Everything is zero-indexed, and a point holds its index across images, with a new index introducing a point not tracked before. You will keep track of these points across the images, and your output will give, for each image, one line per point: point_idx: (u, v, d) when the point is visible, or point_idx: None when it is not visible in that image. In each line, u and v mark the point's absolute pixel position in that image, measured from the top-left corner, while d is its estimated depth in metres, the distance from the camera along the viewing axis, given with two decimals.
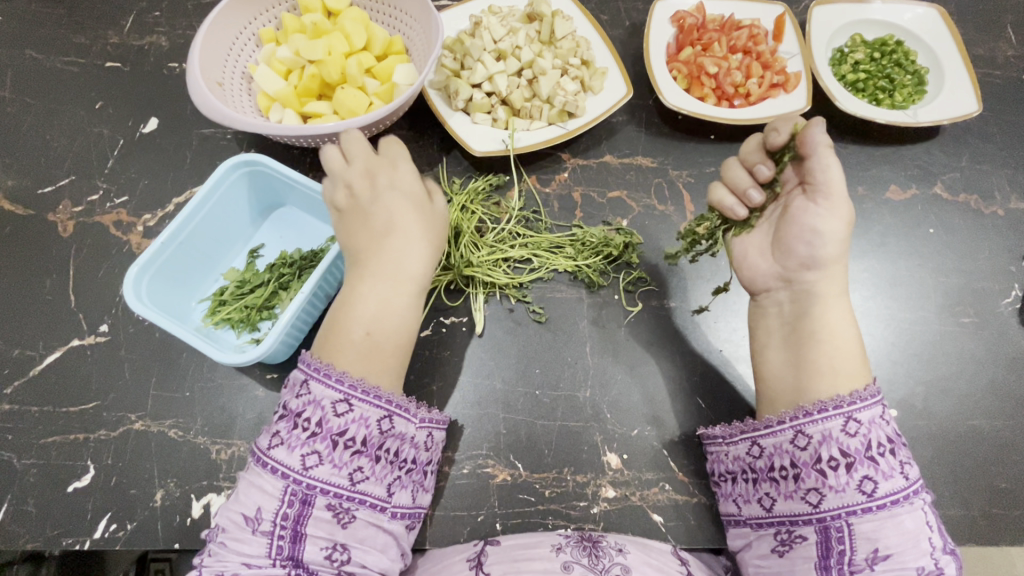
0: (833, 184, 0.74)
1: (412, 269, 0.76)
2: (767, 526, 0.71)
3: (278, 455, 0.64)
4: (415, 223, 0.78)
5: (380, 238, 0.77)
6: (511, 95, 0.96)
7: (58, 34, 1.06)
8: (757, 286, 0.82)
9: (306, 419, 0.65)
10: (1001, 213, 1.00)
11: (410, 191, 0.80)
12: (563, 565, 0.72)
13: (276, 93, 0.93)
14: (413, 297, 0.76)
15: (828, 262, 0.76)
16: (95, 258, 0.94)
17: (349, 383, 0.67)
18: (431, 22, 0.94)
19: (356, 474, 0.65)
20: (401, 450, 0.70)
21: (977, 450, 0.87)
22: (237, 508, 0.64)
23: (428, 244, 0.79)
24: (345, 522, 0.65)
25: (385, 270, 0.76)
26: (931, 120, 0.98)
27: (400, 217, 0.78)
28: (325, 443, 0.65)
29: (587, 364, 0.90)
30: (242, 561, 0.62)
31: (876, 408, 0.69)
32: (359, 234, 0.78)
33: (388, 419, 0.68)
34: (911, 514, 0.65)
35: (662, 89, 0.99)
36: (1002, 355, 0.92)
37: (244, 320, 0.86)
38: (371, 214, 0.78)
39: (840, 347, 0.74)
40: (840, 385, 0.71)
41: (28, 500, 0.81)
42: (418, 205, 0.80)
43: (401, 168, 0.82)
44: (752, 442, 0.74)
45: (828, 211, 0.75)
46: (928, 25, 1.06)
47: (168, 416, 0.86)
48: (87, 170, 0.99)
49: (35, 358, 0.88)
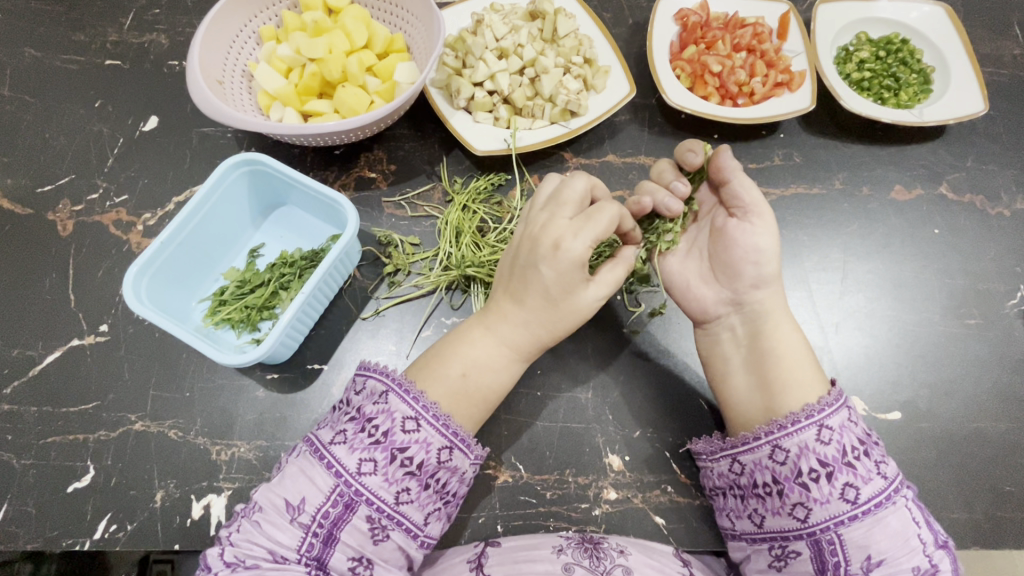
0: (758, 201, 0.75)
1: (522, 341, 0.73)
2: (761, 542, 0.71)
3: (338, 452, 0.64)
4: (546, 309, 0.70)
5: (512, 299, 0.72)
6: (513, 94, 0.95)
7: (58, 31, 1.06)
8: (707, 314, 0.81)
9: (375, 425, 0.65)
10: (1007, 214, 0.99)
11: (557, 281, 0.68)
12: (564, 566, 0.71)
13: (276, 91, 0.93)
14: (517, 362, 0.74)
15: (772, 278, 0.77)
16: (95, 257, 0.94)
17: (424, 405, 0.66)
18: (433, 20, 0.93)
19: (403, 494, 0.64)
20: (449, 483, 0.67)
21: (981, 452, 0.86)
22: (281, 492, 0.64)
23: (551, 328, 0.72)
24: (378, 538, 0.64)
25: (501, 329, 0.73)
26: (937, 119, 0.97)
27: (533, 296, 0.70)
28: (384, 454, 0.64)
29: (588, 365, 0.89)
30: (270, 548, 0.61)
31: (843, 411, 0.69)
32: (506, 281, 0.74)
33: (449, 449, 0.66)
34: (896, 514, 0.64)
35: (666, 89, 0.98)
36: (1007, 357, 0.91)
37: (244, 320, 0.86)
38: (517, 272, 0.72)
39: (796, 356, 0.74)
40: (803, 393, 0.71)
41: (28, 501, 0.81)
42: (562, 294, 0.69)
43: (563, 254, 0.67)
44: (733, 459, 0.73)
45: (763, 228, 0.75)
46: (934, 23, 1.05)
47: (168, 417, 0.85)
48: (87, 169, 0.99)
49: (34, 358, 0.88)
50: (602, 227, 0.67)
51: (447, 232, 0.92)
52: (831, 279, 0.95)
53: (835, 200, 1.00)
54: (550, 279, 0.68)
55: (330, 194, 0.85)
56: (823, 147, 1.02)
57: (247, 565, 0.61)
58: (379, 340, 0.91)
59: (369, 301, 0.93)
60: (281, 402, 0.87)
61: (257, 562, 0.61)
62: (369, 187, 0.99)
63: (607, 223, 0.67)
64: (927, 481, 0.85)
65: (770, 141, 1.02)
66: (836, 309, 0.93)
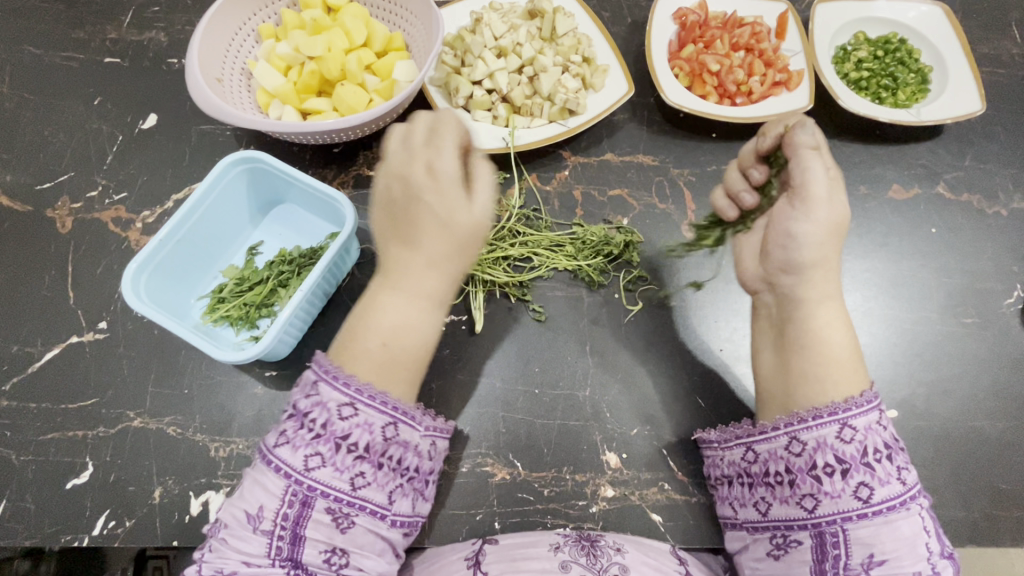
0: (804, 185, 0.70)
1: (432, 287, 0.71)
2: (763, 531, 0.71)
3: (283, 454, 0.64)
4: (442, 240, 0.69)
5: (408, 246, 0.70)
6: (512, 92, 0.95)
7: (58, 29, 1.06)
8: (750, 288, 0.82)
9: (312, 419, 0.64)
10: (1005, 213, 0.99)
11: (445, 204, 0.68)
12: (561, 564, 0.71)
13: (275, 89, 0.93)
14: (434, 312, 0.72)
15: (810, 266, 0.72)
16: (94, 254, 0.94)
17: (356, 388, 0.66)
18: (432, 19, 0.93)
19: (358, 479, 0.64)
20: (405, 458, 0.68)
21: (978, 451, 0.87)
22: (240, 505, 0.64)
23: (456, 261, 0.71)
24: (344, 526, 0.64)
25: (406, 283, 0.71)
26: (935, 119, 0.97)
27: (425, 233, 0.69)
28: (327, 446, 0.64)
29: (587, 363, 0.90)
30: (242, 560, 0.62)
31: (873, 414, 0.67)
32: (388, 231, 0.72)
33: (393, 425, 0.67)
34: (908, 520, 0.64)
35: (664, 88, 0.98)
36: (1005, 356, 0.92)
37: (243, 317, 0.86)
38: (403, 216, 0.70)
39: (841, 356, 0.71)
40: (828, 390, 0.69)
41: (27, 497, 0.81)
42: (450, 217, 0.68)
43: (438, 171, 0.68)
44: (746, 448, 0.74)
45: (805, 214, 0.71)
46: (932, 23, 1.06)
47: (167, 413, 0.85)
48: (86, 166, 0.99)
49: (34, 354, 0.88)
50: (453, 139, 0.69)
51: None
52: None
53: None
54: (437, 205, 0.68)
55: (330, 193, 0.85)
56: None
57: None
58: None
59: None
60: (279, 399, 0.87)
61: (232, 572, 0.61)
62: (369, 185, 0.99)
63: (460, 133, 0.70)
64: (923, 479, 0.85)
65: None
66: None
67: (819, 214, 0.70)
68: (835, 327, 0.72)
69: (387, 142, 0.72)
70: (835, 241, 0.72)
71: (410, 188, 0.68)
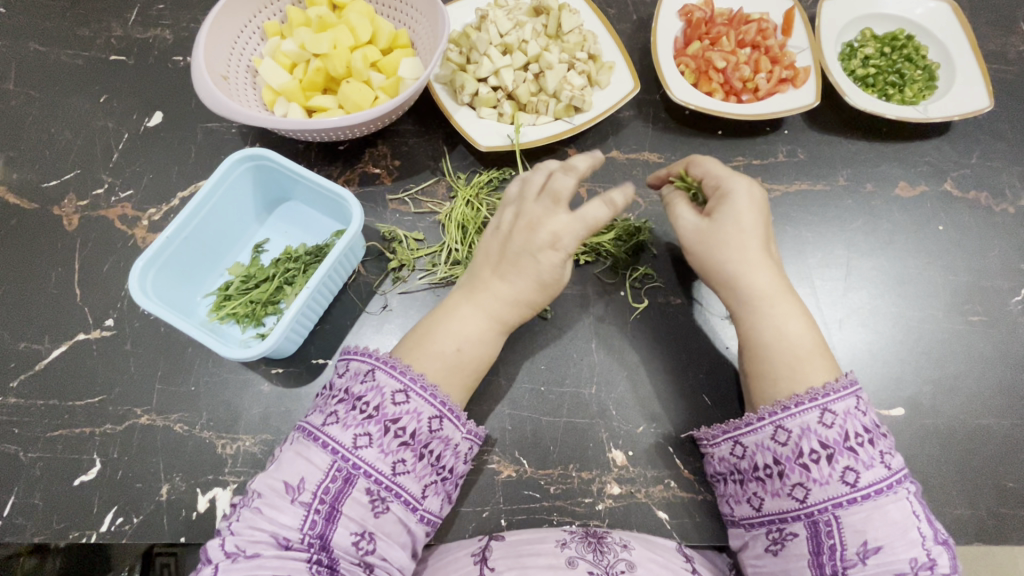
0: (690, 225, 0.79)
1: (509, 317, 0.76)
2: (759, 526, 0.71)
3: (332, 432, 0.65)
4: (535, 291, 0.76)
5: (499, 276, 0.76)
6: (517, 89, 0.94)
7: (63, 26, 1.06)
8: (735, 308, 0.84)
9: (365, 402, 0.67)
10: (1011, 211, 0.99)
11: (552, 269, 0.74)
12: (568, 560, 0.71)
13: (280, 87, 0.93)
14: (499, 335, 0.77)
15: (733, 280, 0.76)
16: (100, 252, 0.94)
17: (412, 377, 0.68)
18: (437, 16, 0.93)
19: (399, 465, 0.66)
20: (443, 456, 0.69)
21: (985, 449, 0.86)
22: (280, 475, 0.65)
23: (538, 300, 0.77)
24: (378, 511, 0.65)
25: (489, 308, 0.76)
26: (942, 115, 0.97)
27: (524, 278, 0.75)
28: (377, 427, 0.65)
29: (592, 361, 0.90)
30: (271, 532, 0.62)
31: (851, 399, 0.68)
32: (492, 264, 0.77)
33: (439, 419, 0.68)
34: (896, 504, 0.64)
35: (670, 85, 0.98)
36: (1011, 354, 0.91)
37: (249, 315, 0.86)
38: (506, 255, 0.76)
39: (763, 358, 0.73)
40: (770, 394, 0.71)
41: (34, 493, 0.81)
42: (552, 280, 0.75)
43: (564, 246, 0.74)
44: (734, 442, 0.73)
45: (695, 242, 0.78)
46: (939, 19, 1.05)
47: (174, 411, 0.86)
48: (92, 163, 0.99)
49: (41, 351, 0.88)
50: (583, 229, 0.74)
51: (452, 227, 0.93)
52: (834, 275, 0.95)
53: (838, 196, 1.00)
54: (546, 264, 0.74)
55: (335, 190, 0.85)
56: (827, 144, 1.02)
57: (248, 554, 0.60)
58: (385, 334, 0.91)
59: (375, 296, 0.93)
60: (285, 396, 0.87)
61: (262, 544, 0.61)
62: (374, 183, 0.99)
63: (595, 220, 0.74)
64: (930, 477, 0.85)
65: (773, 138, 1.02)
66: (840, 306, 0.93)
67: (686, 229, 0.79)
68: (760, 331, 0.74)
69: (508, 194, 0.80)
70: (719, 252, 0.76)
71: (530, 246, 0.74)
